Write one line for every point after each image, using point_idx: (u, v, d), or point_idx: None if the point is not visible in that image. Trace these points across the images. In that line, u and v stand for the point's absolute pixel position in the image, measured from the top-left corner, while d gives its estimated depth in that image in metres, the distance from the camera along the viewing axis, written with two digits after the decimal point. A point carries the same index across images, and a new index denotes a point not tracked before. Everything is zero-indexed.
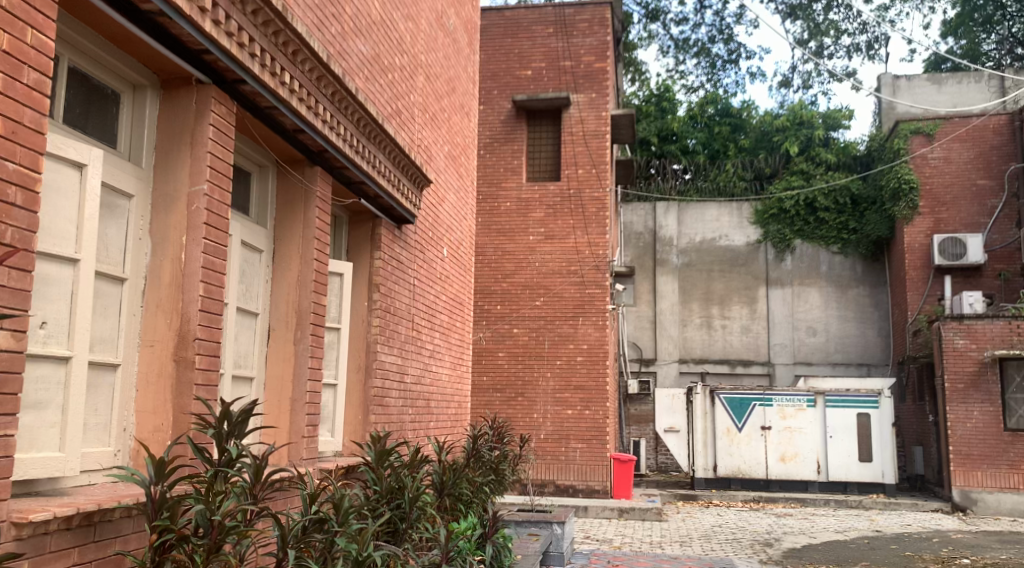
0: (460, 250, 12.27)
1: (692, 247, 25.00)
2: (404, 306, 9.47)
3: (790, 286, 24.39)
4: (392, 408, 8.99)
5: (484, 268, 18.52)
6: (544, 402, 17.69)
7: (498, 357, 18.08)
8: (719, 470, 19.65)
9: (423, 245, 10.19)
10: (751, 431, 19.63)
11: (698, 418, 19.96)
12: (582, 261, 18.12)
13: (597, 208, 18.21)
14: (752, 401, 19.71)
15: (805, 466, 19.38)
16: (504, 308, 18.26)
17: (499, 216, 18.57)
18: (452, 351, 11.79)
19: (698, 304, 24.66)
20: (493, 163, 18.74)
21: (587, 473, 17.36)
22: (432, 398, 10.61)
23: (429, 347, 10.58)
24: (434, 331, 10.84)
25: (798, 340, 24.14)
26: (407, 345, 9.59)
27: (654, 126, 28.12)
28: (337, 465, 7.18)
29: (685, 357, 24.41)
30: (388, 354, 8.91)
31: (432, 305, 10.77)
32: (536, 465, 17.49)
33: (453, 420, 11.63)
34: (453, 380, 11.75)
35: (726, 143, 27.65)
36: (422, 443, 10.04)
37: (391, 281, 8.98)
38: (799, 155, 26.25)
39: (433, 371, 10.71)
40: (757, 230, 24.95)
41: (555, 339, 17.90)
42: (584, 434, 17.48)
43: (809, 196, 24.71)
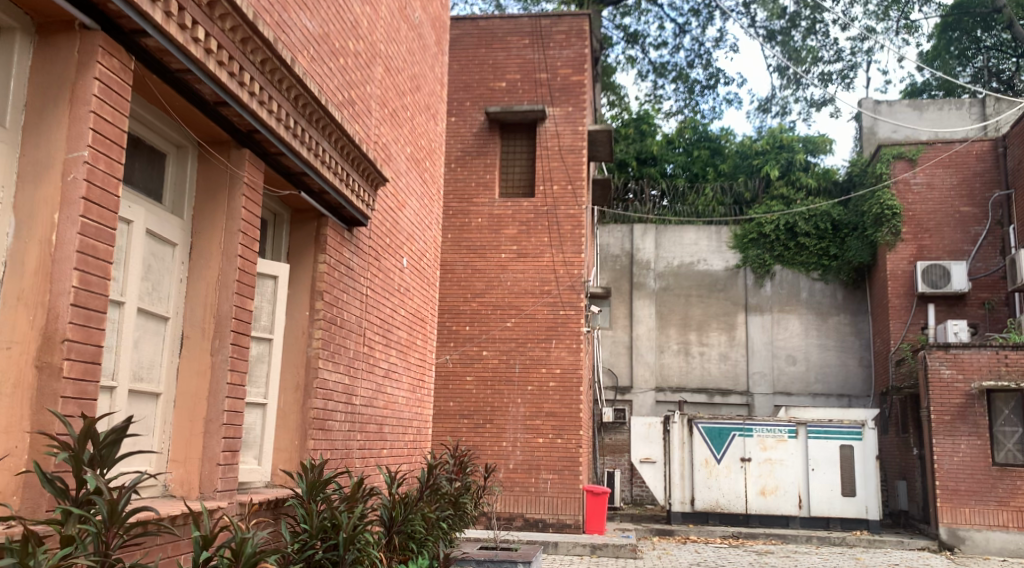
0: (423, 262, 11.32)
1: (670, 271, 24.22)
2: (353, 319, 8.49)
3: (770, 313, 23.63)
4: (335, 433, 7.99)
5: (453, 287, 17.52)
6: (514, 429, 16.67)
7: (466, 381, 17.06)
8: (697, 504, 18.70)
9: (378, 253, 9.24)
10: (731, 463, 18.75)
11: (676, 449, 19.03)
12: (557, 281, 17.23)
13: (572, 226, 17.38)
14: (731, 430, 18.86)
15: (786, 500, 18.46)
16: (473, 329, 17.27)
17: (470, 232, 17.65)
18: (412, 372, 10.82)
19: (675, 330, 23.85)
20: (465, 177, 17.87)
21: (558, 506, 16.35)
22: (386, 423, 9.63)
23: (384, 367, 9.61)
24: (390, 348, 9.86)
25: (778, 368, 23.33)
26: (356, 364, 8.61)
27: (633, 148, 27.39)
28: (262, 497, 6.19)
29: (661, 385, 23.53)
30: (333, 372, 7.94)
31: (389, 320, 9.82)
32: (504, 497, 16.45)
33: (411, 448, 10.64)
34: (411, 403, 10.76)
35: (706, 167, 26.97)
36: (373, 473, 9.04)
37: (338, 289, 8.02)
38: (779, 179, 25.52)
39: (387, 393, 9.73)
40: (736, 255, 24.23)
41: (526, 363, 16.96)
42: (555, 464, 16.46)
43: (790, 220, 23.92)
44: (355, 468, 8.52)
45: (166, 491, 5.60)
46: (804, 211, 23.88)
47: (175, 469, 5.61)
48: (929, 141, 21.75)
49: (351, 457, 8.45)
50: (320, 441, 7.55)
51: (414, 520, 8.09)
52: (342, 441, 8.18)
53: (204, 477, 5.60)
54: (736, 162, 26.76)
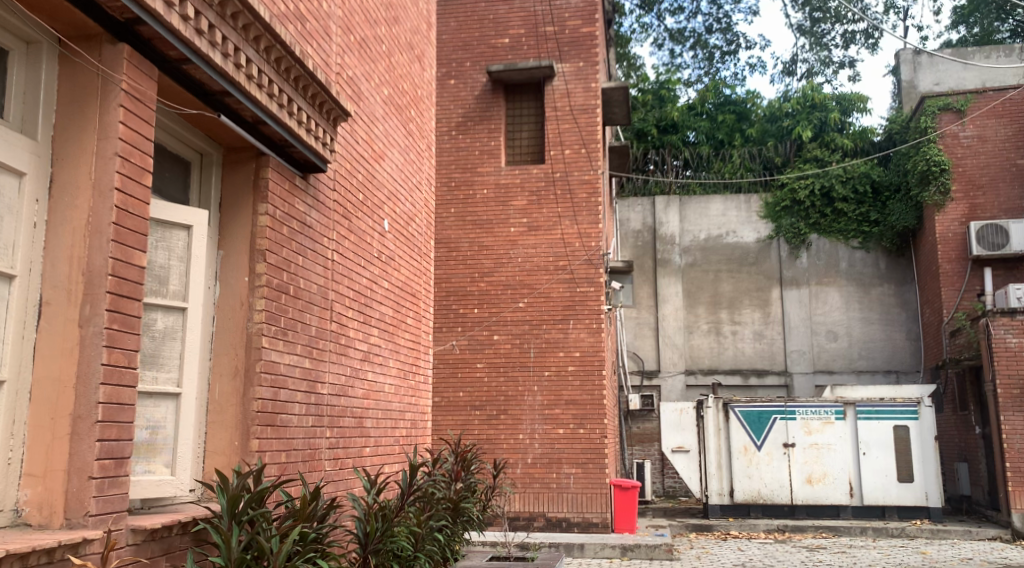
0: (410, 227, 9.66)
1: (696, 246, 22.42)
2: (315, 289, 6.85)
3: (807, 286, 21.79)
4: (293, 431, 6.39)
5: (459, 266, 15.83)
6: (531, 419, 15.01)
7: (477, 369, 15.41)
8: (736, 495, 16.94)
9: (346, 209, 7.59)
10: (772, 450, 16.97)
11: (711, 436, 17.28)
12: (572, 255, 15.53)
13: (588, 193, 15.66)
14: (772, 414, 17.08)
15: (835, 488, 16.67)
16: (482, 312, 15.59)
17: (475, 206, 15.97)
18: (401, 357, 9.20)
19: (704, 308, 22.08)
20: (468, 145, 16.18)
21: (583, 504, 14.63)
22: (367, 417, 8.00)
23: (365, 347, 8.00)
24: (371, 328, 8.23)
25: (817, 345, 21.51)
26: (323, 344, 6.98)
27: (652, 115, 25.01)
28: (169, 518, 4.64)
29: (691, 368, 21.80)
30: (287, 355, 6.31)
31: (370, 294, 8.20)
32: (522, 494, 14.80)
33: (401, 445, 9.04)
34: (401, 393, 9.15)
35: (733, 132, 24.71)
36: (350, 478, 7.44)
37: (291, 251, 6.40)
38: (812, 141, 23.49)
39: (370, 381, 8.12)
40: (768, 226, 22.36)
41: (541, 347, 15.26)
42: (578, 457, 14.76)
43: (825, 184, 22.19)
44: (324, 473, 6.92)
45: (19, 518, 4.06)
46: (841, 173, 22.10)
47: (31, 487, 4.05)
48: (978, 89, 19.67)
49: (317, 456, 6.83)
50: (269, 442, 5.96)
51: (396, 538, 6.42)
52: (304, 439, 6.59)
53: (71, 497, 4.03)
54: (764, 126, 24.56)
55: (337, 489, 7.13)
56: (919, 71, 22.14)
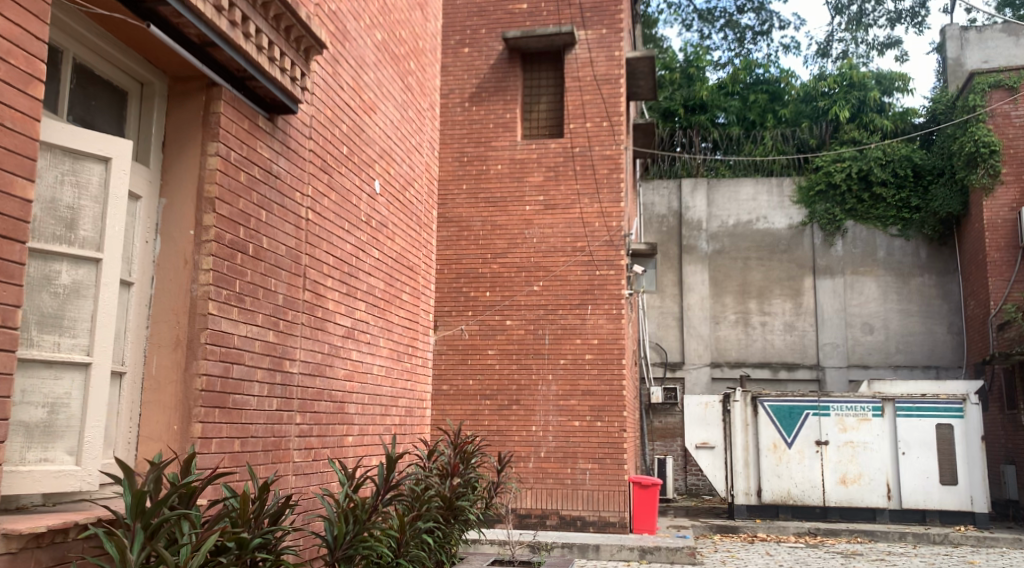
0: (408, 193, 8.69)
1: (724, 232, 21.27)
2: (284, 252, 5.89)
3: (841, 276, 20.57)
4: (251, 415, 5.44)
5: (471, 245, 14.81)
6: (545, 410, 14.00)
7: (488, 356, 14.41)
8: (764, 495, 15.82)
9: (326, 162, 6.62)
10: (804, 447, 15.83)
11: (738, 432, 16.16)
12: (591, 236, 14.48)
13: (609, 169, 14.59)
14: (804, 409, 15.95)
15: (871, 490, 15.50)
16: (494, 295, 14.59)
17: (488, 182, 14.95)
18: (395, 337, 8.23)
19: (732, 297, 20.93)
20: (482, 117, 15.16)
21: (599, 502, 13.57)
22: (349, 403, 7.04)
23: (349, 322, 7.04)
24: (358, 303, 7.27)
25: (852, 338, 20.29)
26: (293, 315, 6.02)
27: (680, 93, 23.83)
28: (64, 518, 3.68)
29: (717, 360, 20.69)
30: (245, 326, 5.35)
31: (356, 263, 7.23)
32: (533, 489, 13.80)
33: (393, 435, 8.09)
34: (394, 376, 8.19)
35: (765, 113, 23.49)
36: (325, 472, 6.49)
37: (250, 203, 5.43)
38: (849, 122, 22.27)
39: (354, 360, 7.16)
40: (802, 211, 21.16)
41: (557, 333, 14.23)
42: (595, 451, 13.72)
43: (863, 167, 20.96)
44: (291, 465, 5.97)
45: None
46: (880, 156, 20.87)
47: None
48: None
49: (284, 445, 5.89)
50: (216, 426, 5.01)
51: (371, 544, 5.45)
52: (265, 426, 5.63)
53: None
54: (799, 107, 23.29)
55: (307, 485, 6.16)
56: (966, 48, 20.85)
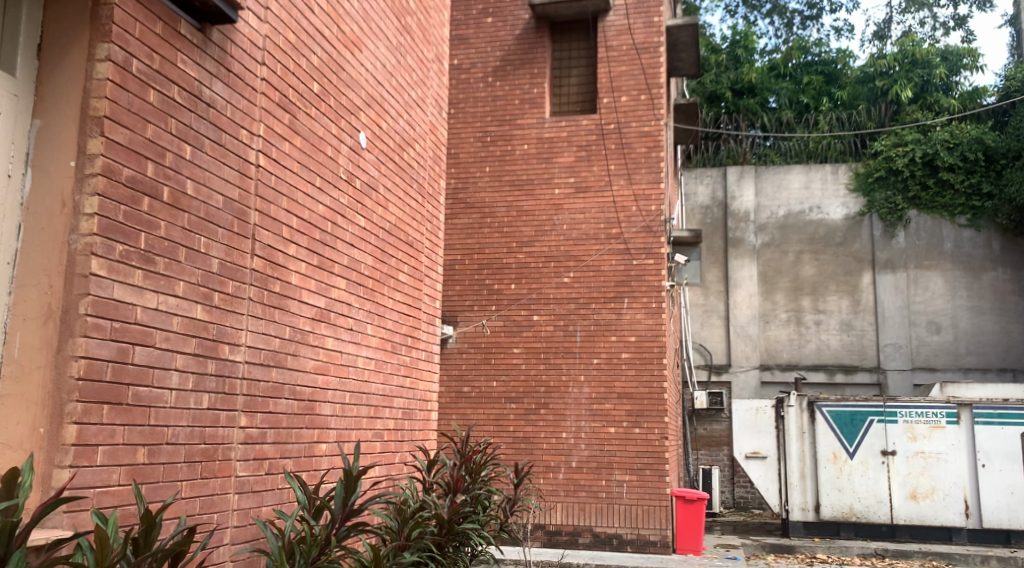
0: (406, 154, 7.31)
1: (773, 223, 19.60)
2: (220, 203, 4.55)
3: (904, 270, 18.76)
4: (166, 415, 4.08)
5: (494, 233, 13.39)
6: (577, 416, 12.50)
7: (514, 355, 12.97)
8: (823, 512, 14.11)
9: (288, 99, 5.28)
10: (868, 458, 14.09)
11: (793, 441, 14.47)
12: (627, 221, 12.96)
13: (647, 147, 13.08)
14: (868, 415, 14.22)
15: (946, 507, 13.72)
16: (520, 288, 13.15)
17: (514, 163, 13.54)
18: (388, 324, 6.84)
19: (783, 294, 19.24)
20: (507, 93, 13.76)
21: (637, 518, 11.99)
22: (322, 403, 5.68)
23: (322, 301, 5.67)
24: (339, 278, 5.94)
25: (916, 339, 18.49)
26: (235, 287, 4.67)
27: (726, 76, 22.28)
28: None
29: (767, 362, 19.05)
30: (154, 296, 4.00)
31: (334, 229, 5.87)
32: (564, 503, 12.27)
33: (386, 443, 6.74)
34: (387, 371, 6.80)
35: (820, 96, 21.90)
36: (285, 493, 5.15)
37: (164, 134, 4.09)
38: (911, 103, 20.64)
39: (329, 350, 5.78)
40: (859, 200, 19.42)
41: (589, 330, 12.73)
42: (632, 462, 12.15)
43: (928, 152, 19.30)
44: (231, 483, 4.61)
45: None
46: (947, 139, 19.25)
47: None
48: None
49: (221, 455, 4.54)
50: (104, 430, 3.66)
51: None
52: (191, 431, 4.28)
53: None
54: (856, 89, 21.68)
55: (252, 508, 4.81)
56: None
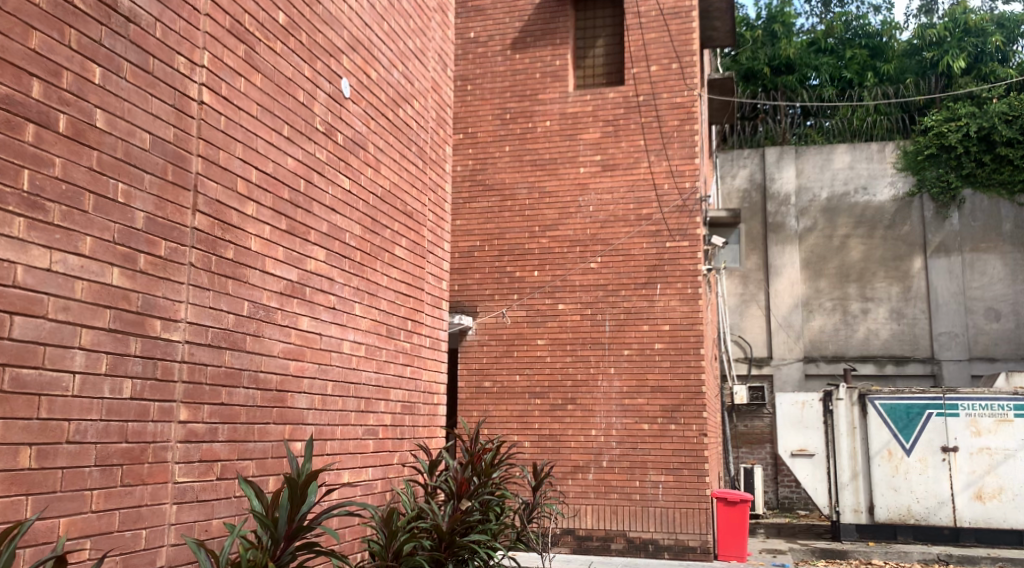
0: (402, 111, 6.39)
1: (816, 206, 18.41)
2: (145, 144, 3.64)
3: (959, 254, 17.49)
4: (66, 404, 3.18)
5: (514, 216, 11.98)
6: (607, 412, 11.07)
7: (539, 347, 11.57)
8: (877, 513, 12.88)
9: (242, 27, 4.38)
10: (927, 456, 12.79)
11: (844, 438, 13.26)
12: (659, 201, 11.49)
13: (680, 119, 11.60)
14: (925, 408, 12.93)
15: (1016, 508, 12.37)
16: (544, 275, 11.72)
17: (534, 142, 12.07)
18: (380, 304, 5.92)
19: (828, 281, 18.05)
20: (526, 67, 12.34)
21: (675, 522, 10.54)
22: (295, 394, 4.76)
23: (294, 274, 4.77)
24: (320, 247, 5.07)
25: (974, 327, 17.22)
26: (169, 249, 3.76)
27: (763, 52, 21.17)
28: None
29: (811, 354, 17.91)
30: (45, 253, 3.11)
31: (308, 188, 4.96)
32: (593, 506, 10.87)
33: (380, 442, 5.85)
34: (381, 359, 5.89)
35: (863, 71, 20.68)
36: (242, 501, 4.25)
37: (57, 46, 3.19)
38: (964, 74, 19.41)
39: (304, 332, 4.87)
40: (908, 179, 18.15)
41: (619, 318, 11.31)
42: (666, 462, 10.71)
43: (983, 126, 18.02)
44: (166, 491, 3.71)
45: None
46: (1005, 111, 18.00)
47: None
48: None
49: (152, 456, 3.63)
50: None
51: None
52: (106, 426, 3.37)
53: None
54: (903, 62, 20.53)
55: (198, 521, 3.90)
56: None
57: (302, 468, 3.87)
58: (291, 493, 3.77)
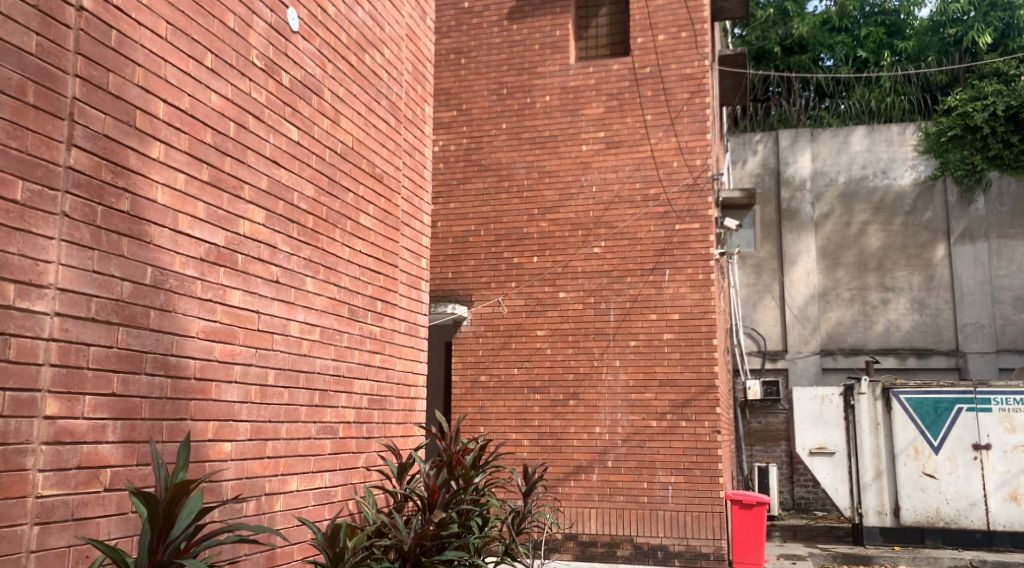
0: (369, 56, 5.50)
1: (832, 191, 17.43)
2: None
3: (985, 241, 16.53)
4: None
5: (513, 198, 10.58)
6: (612, 409, 9.82)
7: (539, 339, 10.24)
8: (904, 516, 11.61)
9: None
10: (957, 454, 11.52)
11: (866, 435, 11.93)
12: (666, 179, 10.12)
13: (690, 92, 10.21)
14: (954, 402, 11.63)
15: None
16: (543, 261, 10.37)
17: (533, 118, 10.66)
18: (340, 281, 5.01)
19: (846, 271, 17.08)
20: (525, 37, 10.86)
21: (686, 527, 9.33)
22: (221, 384, 3.89)
23: (220, 237, 3.89)
24: (259, 207, 4.21)
25: (1001, 317, 16.28)
26: (28, 194, 2.88)
27: (775, 31, 20.18)
28: None
29: (828, 347, 16.95)
30: None
31: (239, 134, 4.07)
32: (598, 509, 9.65)
33: (340, 441, 4.97)
34: (340, 345, 4.99)
35: (880, 50, 19.72)
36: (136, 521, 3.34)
37: None
38: (989, 51, 18.52)
39: (235, 309, 3.99)
40: (930, 163, 17.16)
41: (625, 307, 10.00)
42: (675, 461, 9.49)
43: (1011, 104, 17.07)
44: (21, 509, 2.82)
45: None
46: None
47: None
48: None
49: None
50: None
51: None
52: None
53: None
54: (923, 40, 19.54)
55: (72, 547, 3.01)
56: None
57: (170, 480, 3.03)
58: (152, 515, 2.93)
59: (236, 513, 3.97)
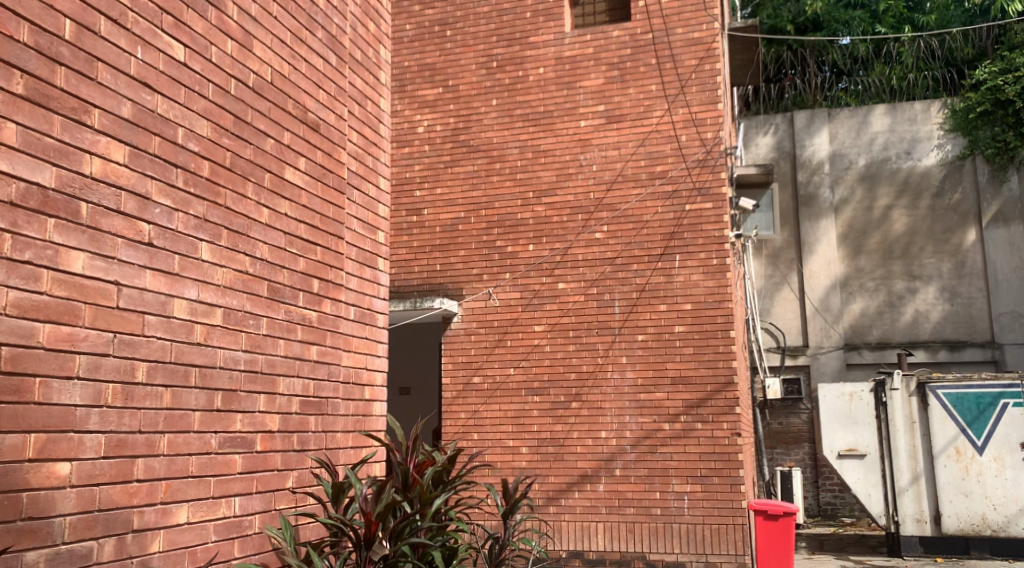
0: None
1: (853, 174, 16.22)
2: None
3: (1020, 223, 15.29)
4: None
5: (507, 182, 9.29)
6: (618, 412, 8.61)
7: (536, 334, 9.00)
8: (946, 524, 10.23)
9: None
10: (1004, 454, 10.20)
11: (900, 435, 10.56)
12: (676, 155, 8.88)
13: (698, 58, 8.98)
14: (1000, 397, 10.31)
15: None
16: (539, 249, 9.12)
17: (527, 94, 9.37)
18: (255, 251, 3.90)
19: (870, 259, 15.86)
20: (515, 5, 9.59)
21: (704, 541, 8.14)
22: (52, 381, 2.78)
23: (47, 174, 2.79)
24: (119, 141, 3.11)
25: None
26: None
27: (786, 8, 19.01)
28: None
29: (852, 342, 15.71)
30: None
31: (80, 38, 2.97)
32: (605, 523, 8.43)
33: (258, 455, 3.84)
34: (255, 332, 3.86)
35: (900, 24, 18.56)
36: None
37: None
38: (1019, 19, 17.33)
39: (78, 278, 2.89)
40: (957, 141, 15.93)
41: (630, 297, 8.78)
42: (691, 468, 8.29)
43: None
44: None
45: None
46: None
47: None
48: None
49: None
50: None
51: None
52: None
53: None
54: (945, 12, 18.39)
55: None
56: None
57: None
58: None
59: (82, 560, 2.87)
